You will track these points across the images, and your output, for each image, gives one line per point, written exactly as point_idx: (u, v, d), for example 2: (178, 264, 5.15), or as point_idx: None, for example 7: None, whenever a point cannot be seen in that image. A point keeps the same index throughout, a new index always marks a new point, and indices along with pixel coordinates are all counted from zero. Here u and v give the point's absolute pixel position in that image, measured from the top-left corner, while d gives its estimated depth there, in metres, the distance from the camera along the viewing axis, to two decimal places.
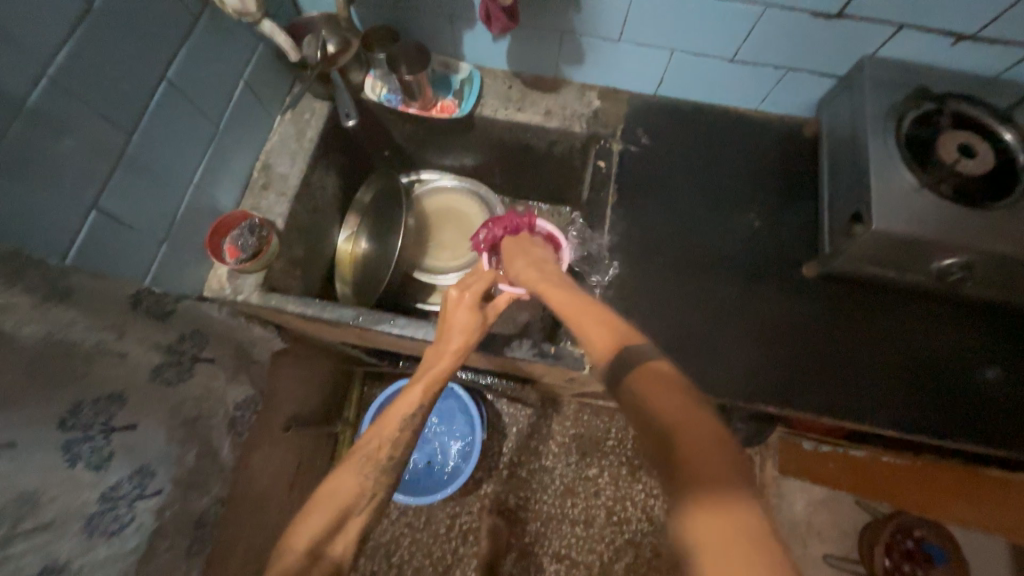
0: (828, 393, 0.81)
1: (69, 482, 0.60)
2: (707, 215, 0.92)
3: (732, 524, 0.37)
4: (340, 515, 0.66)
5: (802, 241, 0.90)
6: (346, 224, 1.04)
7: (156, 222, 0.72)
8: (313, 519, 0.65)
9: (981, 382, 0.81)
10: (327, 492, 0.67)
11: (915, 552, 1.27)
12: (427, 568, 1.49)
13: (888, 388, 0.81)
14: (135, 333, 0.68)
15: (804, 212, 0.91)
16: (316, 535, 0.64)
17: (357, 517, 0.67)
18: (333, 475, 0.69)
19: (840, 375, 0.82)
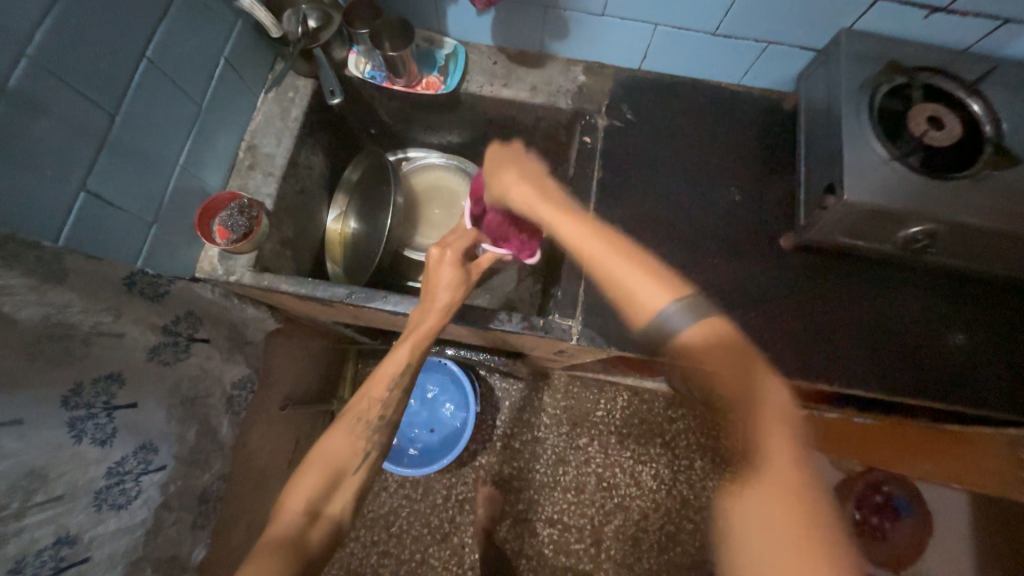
0: (805, 358, 0.86)
1: (77, 458, 0.62)
2: (690, 189, 0.95)
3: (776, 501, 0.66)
4: (334, 475, 0.74)
5: (781, 214, 0.93)
6: (334, 204, 1.05)
7: (144, 204, 0.72)
8: (308, 480, 0.72)
9: (953, 348, 0.86)
10: (321, 451, 0.75)
11: (883, 505, 1.44)
12: (425, 536, 1.56)
13: (865, 355, 0.86)
14: (132, 315, 0.69)
15: (783, 185, 0.94)
16: (312, 495, 0.71)
17: (355, 479, 0.75)
18: (328, 434, 0.77)
19: (816, 341, 0.87)
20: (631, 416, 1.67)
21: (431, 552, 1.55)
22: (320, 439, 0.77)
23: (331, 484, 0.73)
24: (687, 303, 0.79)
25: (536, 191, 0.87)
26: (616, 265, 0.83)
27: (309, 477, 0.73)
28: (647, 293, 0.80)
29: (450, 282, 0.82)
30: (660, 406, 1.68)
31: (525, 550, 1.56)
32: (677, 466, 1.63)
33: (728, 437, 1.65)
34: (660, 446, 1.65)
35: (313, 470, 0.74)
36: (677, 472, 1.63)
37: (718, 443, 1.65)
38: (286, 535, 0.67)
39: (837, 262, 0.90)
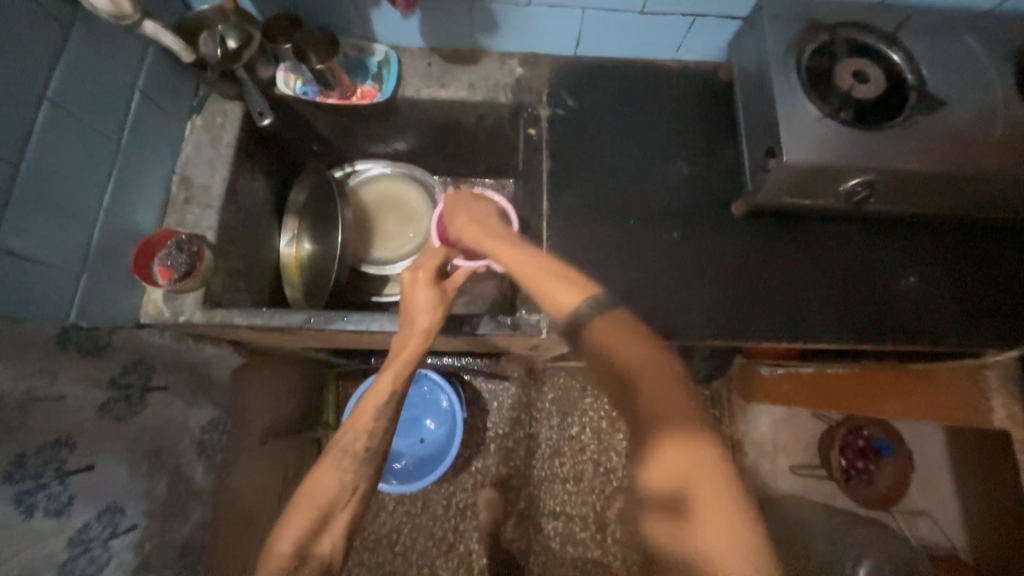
0: (775, 319, 0.88)
1: (30, 534, 0.58)
2: (641, 168, 0.95)
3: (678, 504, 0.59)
4: (325, 512, 0.71)
5: (730, 182, 0.95)
6: (286, 228, 1.01)
7: (70, 254, 0.68)
8: (294, 521, 0.70)
9: (913, 292, 0.89)
10: (307, 492, 0.72)
11: (866, 448, 1.49)
12: (430, 549, 1.54)
13: (832, 308, 0.88)
14: (72, 374, 0.65)
15: (729, 153, 0.96)
16: (302, 536, 0.69)
17: (348, 512, 0.73)
18: (314, 470, 0.74)
19: (784, 301, 0.89)
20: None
21: (440, 564, 1.53)
22: (306, 477, 0.74)
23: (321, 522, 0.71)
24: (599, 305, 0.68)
25: (478, 226, 0.83)
26: (553, 276, 0.72)
27: (297, 518, 0.70)
28: (557, 292, 0.70)
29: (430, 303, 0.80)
30: None
31: (532, 547, 1.56)
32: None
33: (715, 405, 1.63)
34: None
35: (301, 510, 0.71)
36: None
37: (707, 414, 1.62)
38: None
39: (798, 224, 0.93)
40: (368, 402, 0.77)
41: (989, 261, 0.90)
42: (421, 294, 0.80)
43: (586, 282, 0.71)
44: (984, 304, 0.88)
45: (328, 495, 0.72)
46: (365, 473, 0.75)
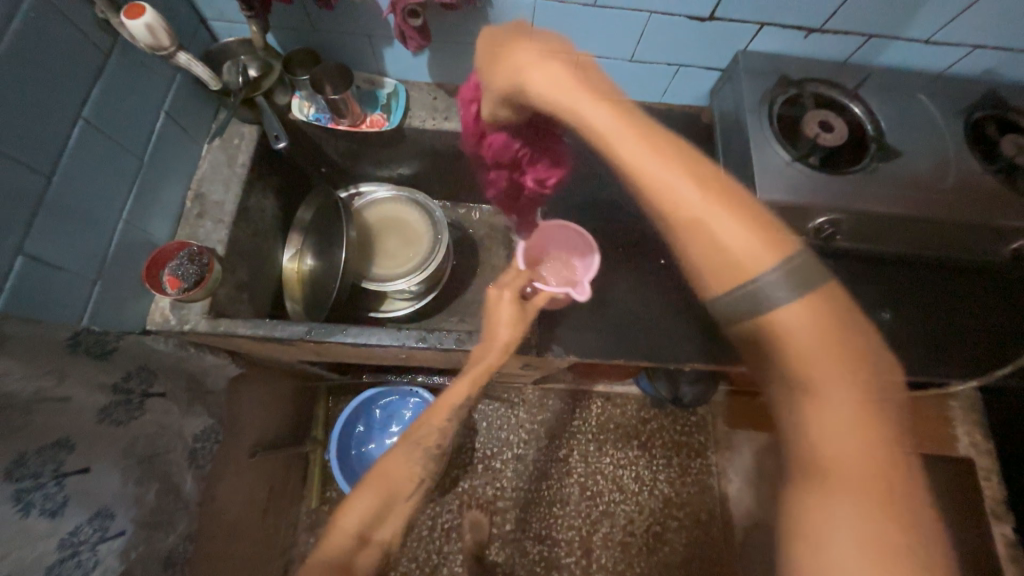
0: None
1: (24, 534, 0.59)
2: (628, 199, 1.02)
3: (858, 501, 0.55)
4: (388, 502, 0.75)
5: None
6: (289, 244, 1.06)
7: (87, 262, 0.72)
8: (362, 502, 0.74)
9: (899, 323, 0.94)
10: (379, 477, 0.76)
11: None
12: (413, 572, 1.52)
13: None
14: (79, 376, 0.67)
15: None
16: (366, 517, 0.73)
17: (406, 505, 0.77)
18: (387, 456, 0.78)
19: None
20: (607, 422, 1.71)
21: None
22: (377, 462, 0.78)
23: (385, 509, 0.75)
24: (793, 266, 0.63)
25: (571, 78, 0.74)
26: (648, 179, 0.69)
27: (364, 500, 0.74)
28: (755, 258, 0.64)
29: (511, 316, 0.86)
30: (632, 409, 1.73)
31: (516, 572, 1.54)
32: (656, 465, 1.68)
33: (700, 431, 1.73)
34: (637, 447, 1.69)
35: (370, 495, 0.75)
36: (656, 471, 1.67)
37: (691, 439, 1.72)
38: (338, 554, 0.69)
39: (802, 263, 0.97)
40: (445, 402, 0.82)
41: (961, 296, 0.97)
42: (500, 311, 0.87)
43: (780, 241, 0.66)
44: (962, 334, 0.94)
45: (394, 486, 0.77)
46: (426, 469, 0.80)
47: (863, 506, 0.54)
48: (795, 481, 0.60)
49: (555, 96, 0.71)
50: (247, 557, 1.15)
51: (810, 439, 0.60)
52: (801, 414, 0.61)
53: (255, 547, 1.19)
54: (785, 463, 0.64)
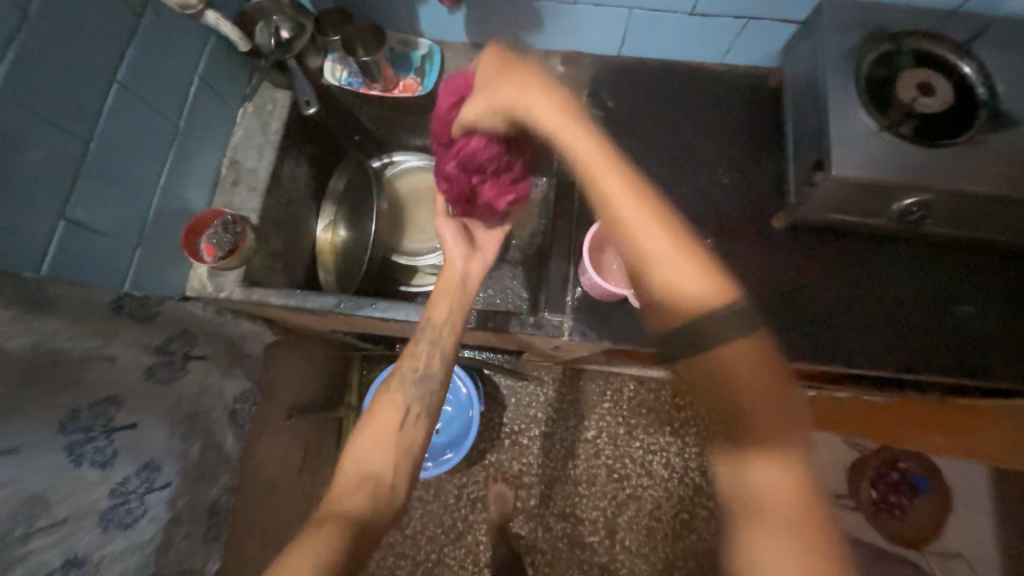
0: (812, 343, 0.84)
1: (77, 482, 0.63)
2: (676, 174, 0.93)
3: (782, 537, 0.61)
4: (379, 437, 0.77)
5: (771, 192, 0.91)
6: (322, 214, 1.05)
7: (127, 227, 0.73)
8: (342, 485, 0.73)
9: (871, 312, 0.85)
10: (367, 422, 0.79)
11: (900, 483, 1.40)
12: (439, 536, 1.57)
13: (875, 333, 0.84)
14: (123, 337, 0.70)
15: (774, 163, 0.92)
16: (347, 494, 0.71)
17: (403, 438, 0.77)
18: (356, 437, 0.78)
19: (823, 324, 0.85)
20: (639, 407, 1.66)
21: (447, 552, 1.56)
22: (349, 441, 0.78)
23: (377, 444, 0.76)
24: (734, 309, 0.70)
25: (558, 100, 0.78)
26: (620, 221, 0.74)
27: (359, 443, 0.77)
28: (692, 287, 0.71)
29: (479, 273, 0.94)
30: (667, 395, 1.66)
31: (539, 545, 1.57)
32: (688, 453, 1.62)
33: None
34: (669, 434, 1.64)
35: (366, 438, 0.77)
36: (688, 459, 1.62)
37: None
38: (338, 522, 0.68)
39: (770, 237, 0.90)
40: (418, 337, 0.84)
41: (960, 288, 0.85)
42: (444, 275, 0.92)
43: (724, 286, 0.72)
44: (952, 335, 0.82)
45: (386, 424, 0.79)
46: (414, 398, 0.80)
47: (803, 544, 0.60)
48: (739, 523, 0.65)
49: (551, 119, 0.78)
50: (286, 511, 1.22)
51: (762, 498, 0.64)
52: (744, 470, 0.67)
53: (292, 502, 1.26)
54: (722, 501, 0.69)
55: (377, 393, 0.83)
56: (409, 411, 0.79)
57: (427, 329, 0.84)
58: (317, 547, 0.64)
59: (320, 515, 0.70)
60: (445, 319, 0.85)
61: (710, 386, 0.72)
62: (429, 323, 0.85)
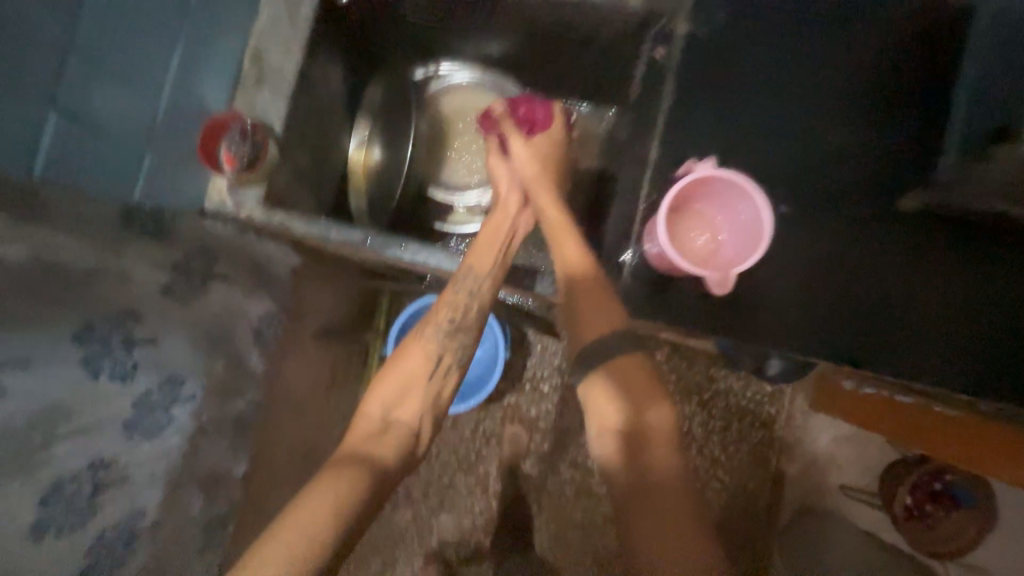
0: (897, 353, 0.81)
1: (97, 394, 0.62)
2: (758, 122, 0.86)
3: (666, 528, 0.72)
4: (407, 384, 0.73)
5: (904, 163, 0.83)
6: (357, 129, 0.94)
7: (130, 126, 0.75)
8: (357, 433, 0.70)
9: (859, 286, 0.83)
10: (396, 365, 0.75)
11: (942, 496, 1.31)
12: (452, 463, 1.62)
13: (967, 346, 0.80)
14: (132, 250, 0.69)
15: (909, 126, 0.83)
16: (367, 437, 0.70)
17: (432, 388, 0.75)
18: (379, 383, 0.74)
19: (913, 333, 0.81)
20: (669, 372, 1.58)
21: (458, 478, 1.62)
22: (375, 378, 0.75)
23: (406, 392, 0.73)
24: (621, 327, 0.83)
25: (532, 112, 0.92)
26: (562, 244, 0.86)
27: (386, 385, 0.73)
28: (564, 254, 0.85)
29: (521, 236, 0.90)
30: (703, 365, 1.57)
31: (548, 487, 1.60)
32: (713, 426, 1.57)
33: (772, 403, 1.55)
34: (695, 404, 1.57)
35: (391, 381, 0.74)
36: (711, 431, 1.56)
37: (761, 410, 1.55)
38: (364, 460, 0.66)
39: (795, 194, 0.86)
40: (459, 284, 0.78)
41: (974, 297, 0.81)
42: (497, 221, 0.88)
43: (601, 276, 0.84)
44: (936, 337, 0.81)
45: (414, 368, 0.75)
46: (446, 347, 0.77)
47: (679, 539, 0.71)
48: (630, 512, 0.75)
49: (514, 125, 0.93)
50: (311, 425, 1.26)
51: (664, 544, 0.71)
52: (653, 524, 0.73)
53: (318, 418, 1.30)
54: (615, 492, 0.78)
55: (406, 334, 0.79)
56: (440, 363, 0.76)
57: (468, 278, 0.79)
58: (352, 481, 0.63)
59: (334, 457, 0.67)
60: (490, 275, 0.79)
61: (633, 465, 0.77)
62: (475, 272, 0.79)
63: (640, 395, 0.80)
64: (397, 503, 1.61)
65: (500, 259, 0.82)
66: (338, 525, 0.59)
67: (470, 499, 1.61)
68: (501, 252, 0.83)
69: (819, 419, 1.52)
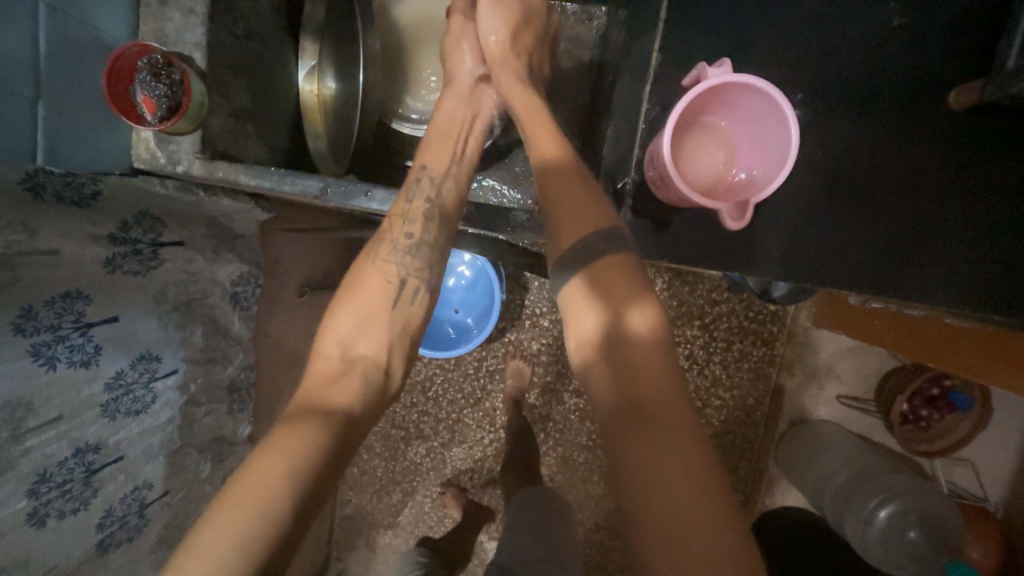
0: (879, 275, 0.75)
1: (61, 382, 0.60)
2: (765, 14, 0.74)
3: (677, 462, 0.56)
4: (368, 314, 0.66)
5: (933, 56, 0.72)
6: (305, 58, 0.85)
7: (18, 75, 0.62)
8: (316, 376, 0.63)
9: (876, 186, 0.75)
10: (352, 295, 0.67)
11: (938, 399, 1.33)
12: (459, 400, 1.66)
13: (952, 270, 0.73)
14: (51, 227, 0.60)
15: (947, 14, 0.72)
16: (327, 378, 0.62)
17: (399, 317, 0.68)
18: (333, 314, 0.67)
19: (901, 253, 0.75)
20: (670, 299, 1.54)
21: (466, 413, 1.67)
22: (327, 313, 0.67)
23: (367, 322, 0.66)
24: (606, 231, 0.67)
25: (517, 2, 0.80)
26: (536, 132, 0.74)
27: (344, 318, 0.66)
28: (540, 151, 0.72)
29: (482, 130, 0.81)
30: (704, 288, 1.53)
31: (552, 414, 1.65)
32: (714, 347, 1.56)
33: (774, 321, 1.54)
34: (698, 328, 1.55)
35: (348, 313, 0.66)
36: (714, 351, 1.56)
37: (762, 328, 1.54)
38: (327, 405, 0.59)
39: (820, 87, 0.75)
40: (414, 190, 0.72)
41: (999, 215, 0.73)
42: (455, 113, 0.79)
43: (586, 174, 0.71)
44: (949, 250, 0.74)
45: (372, 296, 0.67)
46: (407, 269, 0.69)
47: (697, 475, 0.55)
48: (631, 453, 0.57)
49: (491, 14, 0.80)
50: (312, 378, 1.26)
51: (660, 476, 0.55)
52: (646, 449, 0.57)
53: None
54: (605, 431, 0.61)
55: (358, 259, 0.71)
56: (405, 286, 0.69)
57: (423, 180, 0.73)
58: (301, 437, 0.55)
59: (292, 409, 0.60)
60: (444, 170, 0.74)
61: (622, 386, 0.60)
62: (432, 173, 0.73)
63: (627, 299, 0.63)
64: (409, 439, 1.68)
65: (456, 159, 0.76)
66: (308, 476, 0.54)
67: (479, 431, 1.67)
68: (457, 148, 0.77)
69: (821, 334, 1.51)
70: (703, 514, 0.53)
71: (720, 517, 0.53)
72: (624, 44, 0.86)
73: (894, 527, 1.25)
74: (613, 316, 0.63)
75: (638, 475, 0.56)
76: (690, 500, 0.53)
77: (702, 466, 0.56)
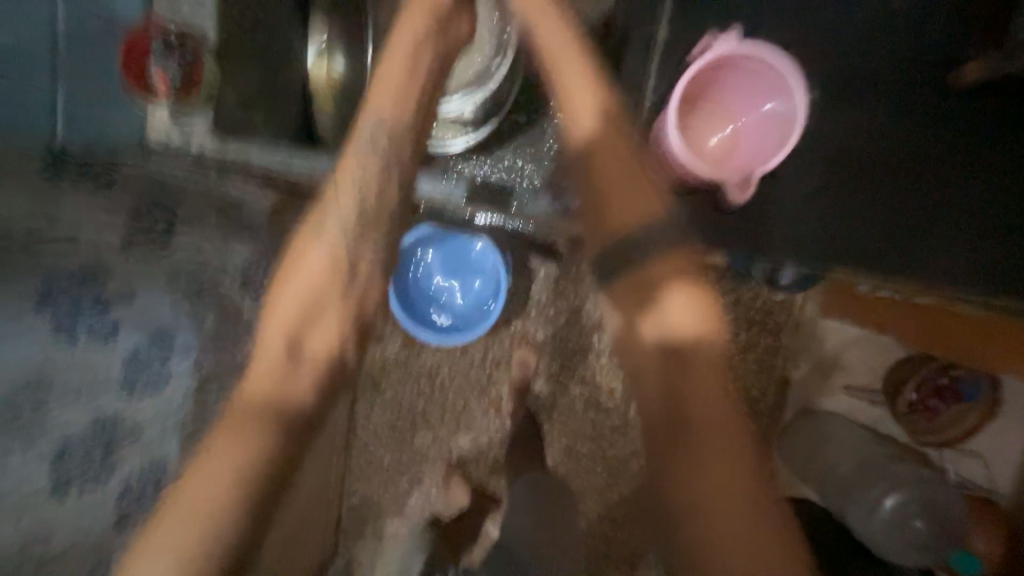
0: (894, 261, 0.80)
1: (81, 357, 0.62)
2: None
3: (730, 465, 0.65)
4: (310, 304, 0.74)
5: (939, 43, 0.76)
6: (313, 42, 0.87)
7: None
8: (264, 369, 0.72)
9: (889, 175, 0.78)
10: (294, 276, 0.75)
11: (945, 389, 1.32)
12: (465, 388, 1.67)
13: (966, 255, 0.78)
14: (72, 204, 0.65)
15: None
16: (276, 381, 0.72)
17: (351, 299, 0.77)
18: (276, 299, 0.75)
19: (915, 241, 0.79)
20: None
21: (472, 402, 1.68)
22: (269, 298, 0.75)
23: (317, 306, 0.74)
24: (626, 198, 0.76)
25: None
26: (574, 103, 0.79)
27: (287, 302, 0.74)
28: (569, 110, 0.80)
29: None
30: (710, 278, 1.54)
31: (558, 403, 1.66)
32: None
33: (782, 311, 1.53)
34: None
35: (289, 299, 0.74)
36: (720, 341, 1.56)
37: (769, 319, 1.53)
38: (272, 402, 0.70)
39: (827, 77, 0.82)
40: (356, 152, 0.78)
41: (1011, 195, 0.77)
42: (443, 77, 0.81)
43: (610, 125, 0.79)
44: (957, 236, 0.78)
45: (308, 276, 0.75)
46: (339, 244, 0.76)
47: (743, 475, 0.65)
48: (691, 454, 0.66)
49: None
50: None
51: (716, 476, 0.64)
52: (697, 456, 0.65)
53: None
54: (664, 431, 0.69)
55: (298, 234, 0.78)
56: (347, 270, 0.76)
57: (371, 123, 0.78)
58: (243, 441, 0.67)
59: (231, 412, 0.71)
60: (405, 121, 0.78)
61: (668, 389, 0.69)
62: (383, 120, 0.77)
63: (675, 310, 0.71)
64: (416, 428, 1.70)
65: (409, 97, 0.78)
66: (261, 471, 0.66)
67: (484, 420, 1.68)
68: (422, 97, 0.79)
69: (828, 324, 1.49)
70: (750, 511, 0.63)
71: (762, 513, 0.64)
72: (628, 26, 0.85)
73: (900, 515, 1.29)
74: (677, 326, 0.70)
75: (696, 475, 0.65)
76: (739, 500, 0.63)
77: (748, 467, 0.66)
